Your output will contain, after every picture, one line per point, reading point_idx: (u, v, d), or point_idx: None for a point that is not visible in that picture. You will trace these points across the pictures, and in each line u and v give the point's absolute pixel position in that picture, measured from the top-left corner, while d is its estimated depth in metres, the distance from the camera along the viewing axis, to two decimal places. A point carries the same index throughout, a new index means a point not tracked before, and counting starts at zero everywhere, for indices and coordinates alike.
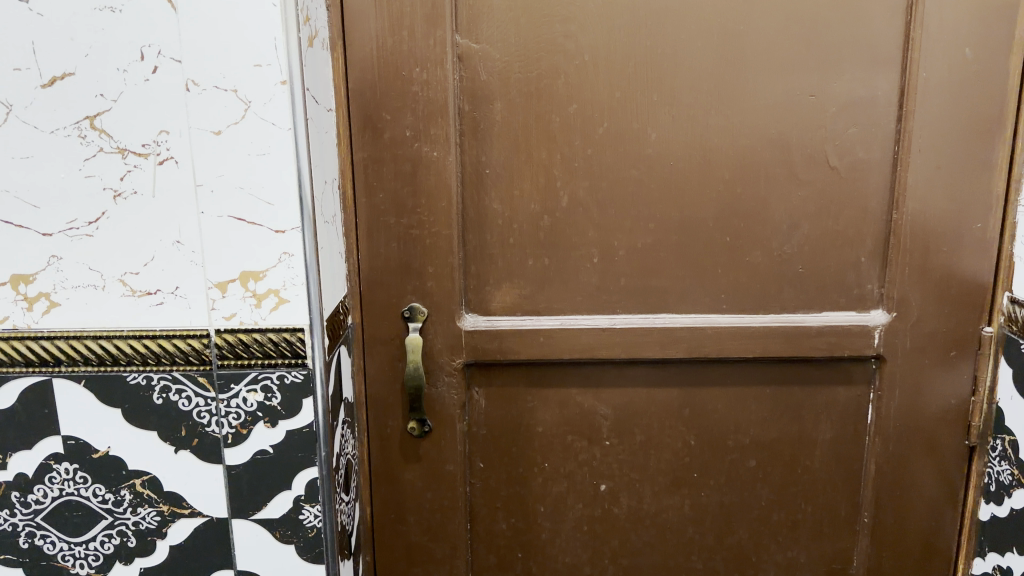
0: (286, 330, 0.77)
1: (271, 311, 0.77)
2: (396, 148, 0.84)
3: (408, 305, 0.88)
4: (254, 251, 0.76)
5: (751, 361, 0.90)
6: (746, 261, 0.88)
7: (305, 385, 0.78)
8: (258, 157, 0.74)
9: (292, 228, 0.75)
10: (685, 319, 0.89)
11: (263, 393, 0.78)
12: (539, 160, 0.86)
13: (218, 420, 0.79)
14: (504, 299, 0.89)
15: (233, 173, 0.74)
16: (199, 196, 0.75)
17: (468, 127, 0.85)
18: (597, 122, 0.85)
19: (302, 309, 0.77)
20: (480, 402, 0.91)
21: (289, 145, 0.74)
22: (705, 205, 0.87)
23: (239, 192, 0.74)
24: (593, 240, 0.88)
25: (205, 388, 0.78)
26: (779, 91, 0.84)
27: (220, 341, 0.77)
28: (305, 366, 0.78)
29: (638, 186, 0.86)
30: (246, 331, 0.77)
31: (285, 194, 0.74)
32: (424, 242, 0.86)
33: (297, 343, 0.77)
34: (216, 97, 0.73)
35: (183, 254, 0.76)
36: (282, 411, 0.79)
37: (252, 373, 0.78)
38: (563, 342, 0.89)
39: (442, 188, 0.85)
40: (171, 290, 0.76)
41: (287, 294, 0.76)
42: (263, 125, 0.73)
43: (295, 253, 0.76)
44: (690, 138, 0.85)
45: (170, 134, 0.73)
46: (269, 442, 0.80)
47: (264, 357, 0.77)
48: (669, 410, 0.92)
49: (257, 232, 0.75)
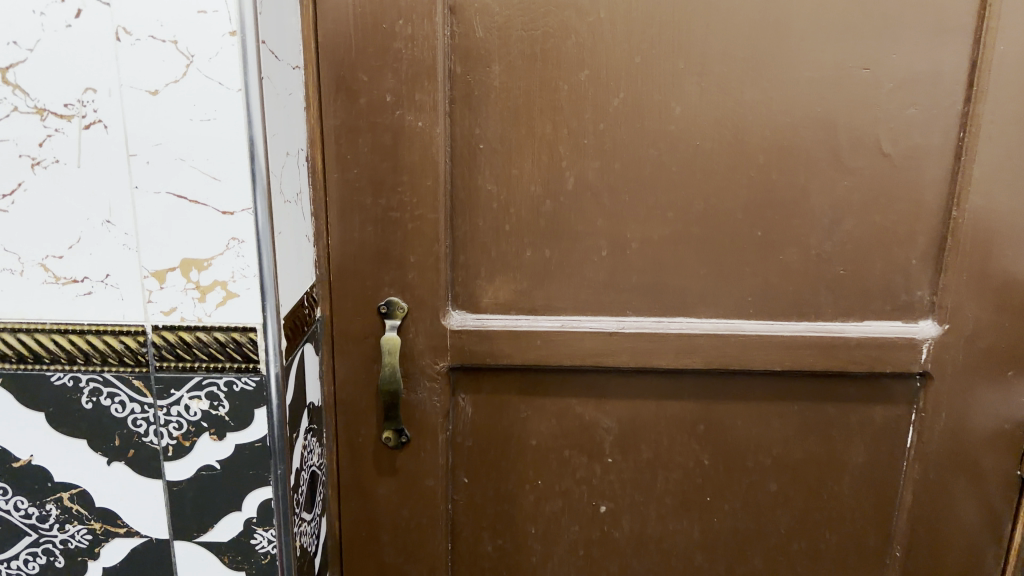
0: (235, 329, 0.65)
1: (217, 307, 0.65)
2: (375, 115, 0.72)
3: (385, 300, 0.76)
4: (198, 236, 0.64)
5: (778, 374, 0.79)
6: (778, 259, 0.76)
7: (256, 393, 0.67)
8: (202, 123, 0.62)
9: (242, 210, 0.63)
10: (705, 324, 0.77)
11: (208, 401, 0.67)
12: (542, 133, 0.73)
13: (156, 430, 0.68)
14: (497, 293, 0.77)
15: (173, 142, 0.62)
16: (132, 167, 0.63)
17: (460, 92, 0.72)
18: (612, 92, 0.72)
19: (254, 305, 0.65)
20: (466, 409, 0.80)
21: (239, 109, 0.61)
22: (735, 192, 0.74)
23: (180, 164, 0.62)
24: (603, 229, 0.75)
25: (141, 393, 0.67)
26: (829, 61, 0.71)
27: (159, 340, 0.66)
28: (258, 371, 0.66)
29: (657, 169, 0.74)
30: (188, 328, 0.65)
31: (235, 168, 0.62)
32: (406, 226, 0.74)
33: (248, 345, 0.66)
34: (152, 49, 0.60)
35: (115, 236, 0.64)
36: (230, 423, 0.67)
37: (196, 378, 0.66)
38: (563, 347, 0.77)
39: (428, 163, 0.73)
40: (101, 278, 0.65)
41: (236, 288, 0.64)
42: (208, 84, 0.61)
43: (246, 239, 0.64)
44: (721, 114, 0.72)
45: (98, 93, 0.61)
46: (216, 457, 0.69)
47: (209, 359, 0.66)
48: (681, 426, 0.80)
49: (201, 213, 0.63)
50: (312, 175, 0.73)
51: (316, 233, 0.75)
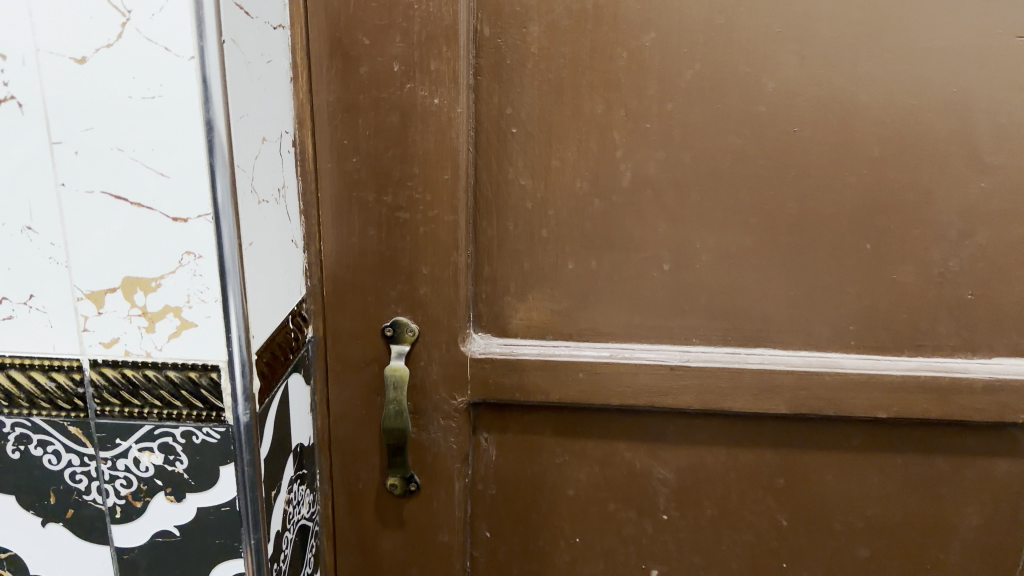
0: (193, 367, 0.51)
1: (170, 339, 0.51)
2: (379, 88, 0.56)
3: (391, 320, 0.61)
4: (143, 248, 0.49)
5: (878, 420, 0.63)
6: (888, 280, 0.60)
7: (222, 448, 0.53)
8: (146, 101, 0.46)
9: (198, 215, 0.48)
10: (792, 357, 0.62)
11: (162, 454, 0.53)
12: (592, 114, 0.57)
13: (100, 487, 0.54)
14: (529, 314, 0.62)
15: (109, 126, 0.47)
16: (56, 159, 0.48)
17: (488, 60, 0.56)
18: (684, 62, 0.55)
19: (217, 339, 0.50)
20: (489, 452, 0.66)
21: (193, 85, 0.46)
22: (837, 194, 0.58)
23: (118, 155, 0.48)
24: (665, 238, 0.59)
25: (79, 442, 0.53)
26: (973, 24, 0.54)
27: (97, 378, 0.51)
28: (224, 422, 0.52)
29: (740, 162, 0.57)
30: (135, 365, 0.51)
31: (188, 161, 0.47)
32: (417, 230, 0.59)
33: (211, 390, 0.51)
34: (78, 2, 0.45)
35: (38, 247, 0.49)
36: (191, 482, 0.53)
37: (146, 427, 0.52)
38: (611, 382, 0.62)
39: (445, 151, 0.57)
40: (24, 300, 0.50)
41: (193, 316, 0.50)
42: (152, 49, 0.46)
43: (204, 254, 0.49)
44: (827, 92, 0.56)
45: (9, 59, 0.46)
46: (174, 522, 0.55)
47: (162, 405, 0.52)
48: (753, 477, 0.65)
49: (146, 219, 0.49)
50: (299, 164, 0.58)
51: (306, 236, 0.59)
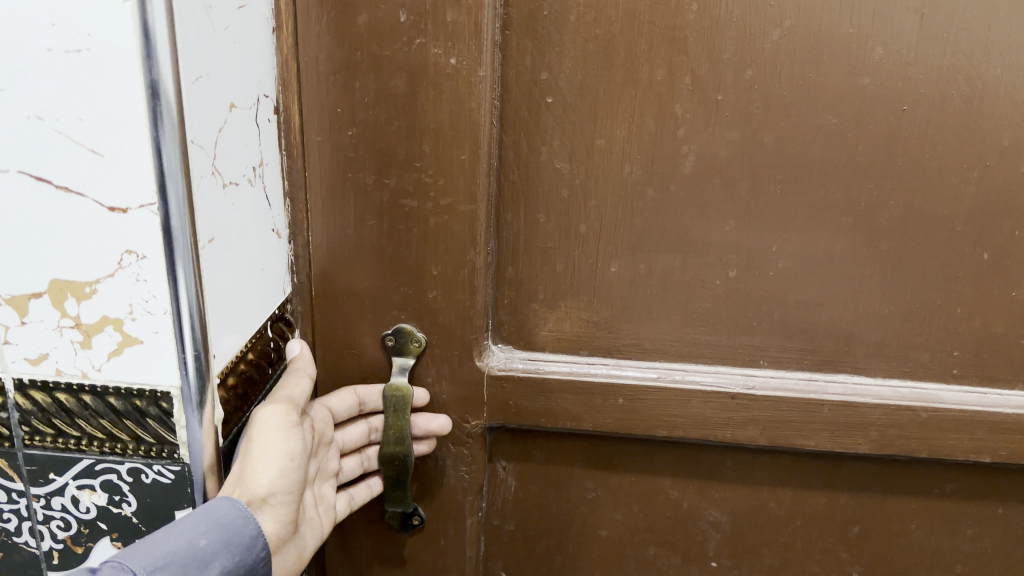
0: (137, 394, 0.39)
1: (110, 360, 0.39)
2: (382, 42, 0.44)
3: (393, 328, 0.50)
4: (71, 244, 0.37)
5: (981, 465, 0.52)
6: (1009, 299, 0.48)
7: (179, 490, 0.42)
8: (69, 55, 0.34)
9: (140, 205, 0.36)
10: (881, 387, 0.50)
11: (106, 494, 0.42)
12: (649, 82, 0.45)
13: (33, 529, 0.43)
14: (561, 325, 0.51)
15: (20, 82, 0.34)
16: None
17: (520, 9, 0.45)
18: (769, 17, 0.43)
19: (167, 363, 0.39)
20: (508, 483, 0.56)
21: (130, 31, 0.33)
22: (955, 192, 0.46)
23: (36, 125, 0.35)
24: (733, 238, 0.48)
25: (5, 476, 0.42)
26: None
27: (23, 402, 0.40)
28: (179, 460, 0.41)
29: (833, 148, 0.45)
30: (68, 389, 0.40)
31: (126, 133, 0.34)
32: (425, 221, 0.48)
33: (161, 421, 0.40)
34: None
35: None
36: (142, 527, 0.43)
37: (85, 461, 0.41)
38: (658, 409, 0.51)
39: (464, 125, 0.45)
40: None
41: (137, 331, 0.38)
42: None
43: (149, 253, 0.37)
44: (953, 59, 0.43)
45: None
46: None
47: (105, 436, 0.41)
48: (823, 523, 0.55)
49: (75, 210, 0.36)
50: (283, 134, 0.47)
51: (290, 223, 0.49)
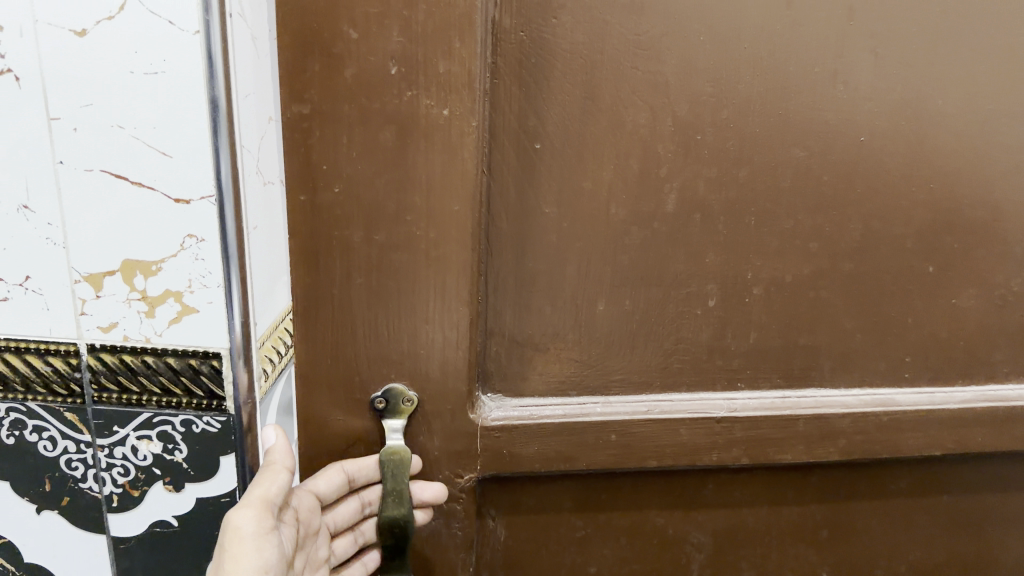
0: (192, 353, 0.47)
1: (170, 326, 0.46)
2: (371, 96, 0.42)
3: (384, 388, 0.48)
4: (144, 227, 0.44)
5: (931, 459, 0.57)
6: (952, 306, 0.53)
7: (223, 438, 0.49)
8: (149, 77, 0.41)
9: (201, 197, 0.43)
10: (847, 398, 0.54)
11: (161, 443, 0.49)
12: (635, 126, 0.46)
13: (96, 475, 0.50)
14: (550, 368, 0.51)
15: (105, 100, 0.42)
16: (53, 136, 0.42)
17: (509, 57, 0.44)
18: (746, 63, 0.46)
19: (218, 330, 0.46)
20: (497, 534, 0.54)
21: (197, 54, 0.41)
22: (905, 212, 0.50)
23: (117, 133, 0.42)
24: (713, 269, 0.50)
25: (75, 428, 0.49)
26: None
27: (95, 363, 0.47)
28: (224, 409, 0.48)
29: (802, 179, 0.49)
30: (133, 352, 0.47)
31: (187, 140, 0.42)
32: (416, 275, 0.46)
33: (209, 380, 0.47)
34: None
35: (33, 226, 0.44)
36: (192, 471, 0.50)
37: (145, 414, 0.48)
38: (648, 441, 0.52)
39: (457, 176, 0.44)
40: (19, 281, 0.46)
41: (194, 301, 0.46)
42: (149, 19, 0.40)
43: (206, 237, 0.44)
44: (903, 95, 0.47)
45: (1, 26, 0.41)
46: (174, 512, 0.51)
47: (161, 393, 0.48)
48: (795, 531, 0.58)
49: (144, 199, 0.44)
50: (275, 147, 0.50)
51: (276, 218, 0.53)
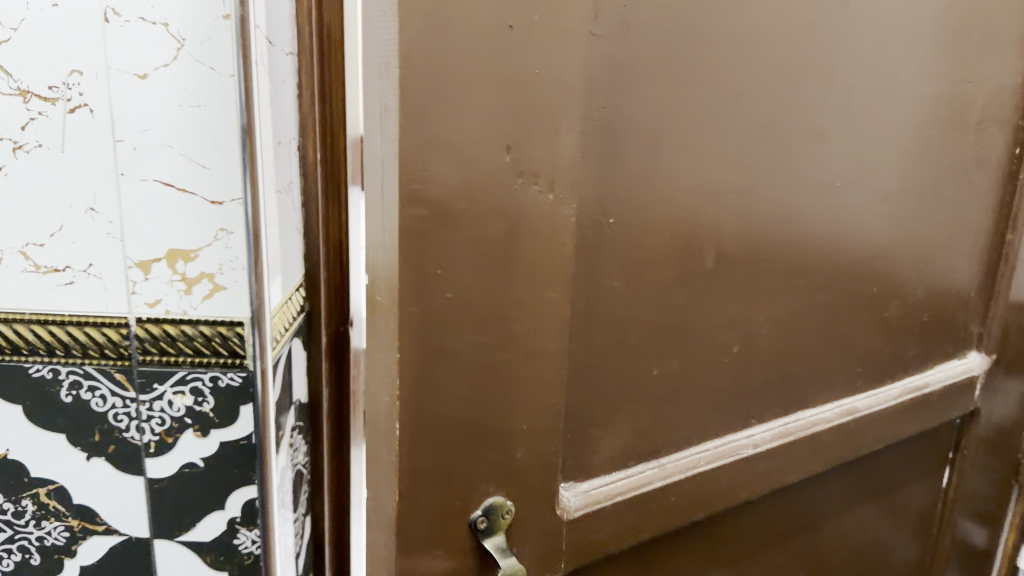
0: (223, 323, 0.66)
1: (203, 299, 0.65)
2: (484, 185, 0.38)
3: (485, 504, 0.43)
4: (188, 219, 0.62)
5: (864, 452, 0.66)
6: (883, 319, 0.62)
7: (242, 388, 0.69)
8: (192, 109, 0.59)
9: (232, 199, 0.62)
10: (826, 413, 0.60)
11: (192, 396, 0.68)
12: (682, 196, 0.47)
13: (139, 425, 0.68)
14: (613, 446, 0.49)
15: (161, 128, 0.59)
16: (118, 154, 0.60)
17: (596, 132, 0.42)
18: (762, 129, 0.49)
19: (240, 298, 0.65)
20: None
21: (234, 97, 0.59)
22: (855, 244, 0.58)
23: (168, 151, 0.60)
24: (735, 319, 0.53)
25: (123, 387, 0.66)
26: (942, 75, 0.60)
27: (141, 332, 0.65)
28: (242, 367, 0.67)
29: (794, 228, 0.54)
30: (171, 321, 0.65)
31: (226, 154, 0.60)
32: (517, 376, 0.42)
33: (234, 339, 0.66)
34: (142, 31, 0.57)
35: (98, 224, 0.61)
36: (216, 420, 0.69)
37: (179, 373, 0.67)
38: (696, 493, 0.53)
39: (556, 262, 0.42)
40: (84, 269, 0.62)
41: (223, 280, 0.64)
42: (199, 69, 0.58)
43: (235, 230, 0.63)
44: (855, 146, 0.55)
45: (84, 75, 0.58)
46: (199, 454, 0.70)
47: (195, 354, 0.66)
48: (778, 544, 0.64)
49: (189, 202, 0.62)
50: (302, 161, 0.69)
51: (304, 218, 0.71)
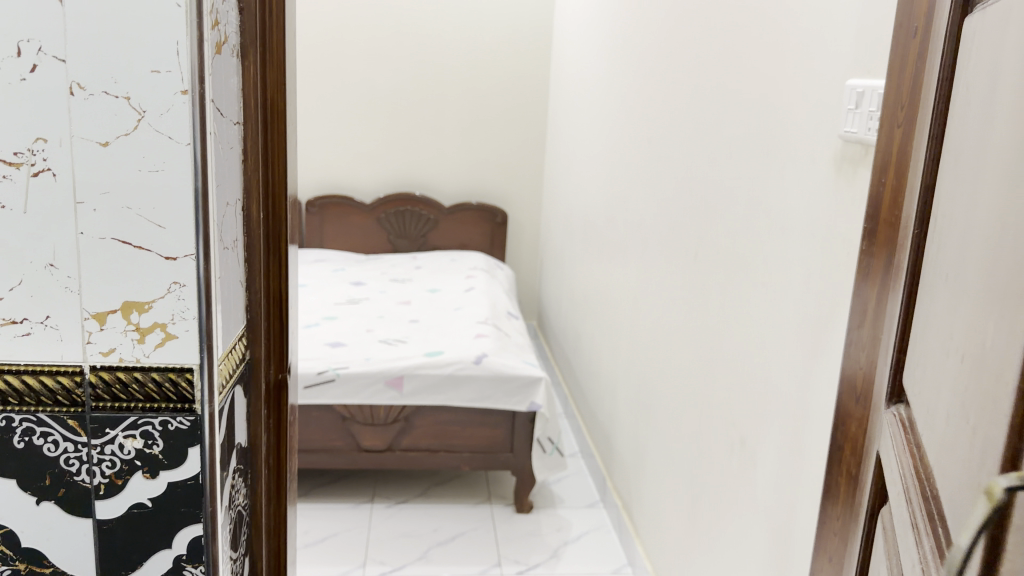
0: (173, 369, 0.71)
1: (156, 348, 0.71)
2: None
3: None
4: (141, 275, 0.69)
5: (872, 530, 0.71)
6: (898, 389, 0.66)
7: (190, 432, 0.72)
8: (150, 173, 0.68)
9: (185, 255, 0.69)
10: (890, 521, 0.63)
11: (142, 440, 0.72)
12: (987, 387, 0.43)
13: (89, 468, 0.72)
14: None
15: (120, 191, 0.68)
16: (79, 214, 0.68)
17: None
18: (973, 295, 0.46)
19: (191, 346, 0.71)
20: None
21: (188, 162, 0.68)
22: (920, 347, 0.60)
23: (127, 212, 0.68)
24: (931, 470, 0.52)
25: (75, 432, 0.71)
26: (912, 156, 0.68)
27: (95, 379, 0.71)
28: (193, 411, 0.72)
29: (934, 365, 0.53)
30: (126, 368, 0.71)
31: (180, 218, 0.69)
32: None
33: (184, 386, 0.71)
34: (104, 104, 0.66)
35: (57, 279, 0.69)
36: (164, 461, 0.73)
37: (131, 417, 0.72)
38: None
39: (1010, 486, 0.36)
40: (41, 320, 0.69)
41: (176, 329, 0.70)
42: (158, 137, 0.67)
43: (186, 283, 0.70)
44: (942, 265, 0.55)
45: (48, 143, 0.67)
46: (147, 495, 0.73)
47: (145, 400, 0.72)
48: None
49: (144, 258, 0.69)
50: (246, 219, 0.81)
51: (248, 274, 0.82)
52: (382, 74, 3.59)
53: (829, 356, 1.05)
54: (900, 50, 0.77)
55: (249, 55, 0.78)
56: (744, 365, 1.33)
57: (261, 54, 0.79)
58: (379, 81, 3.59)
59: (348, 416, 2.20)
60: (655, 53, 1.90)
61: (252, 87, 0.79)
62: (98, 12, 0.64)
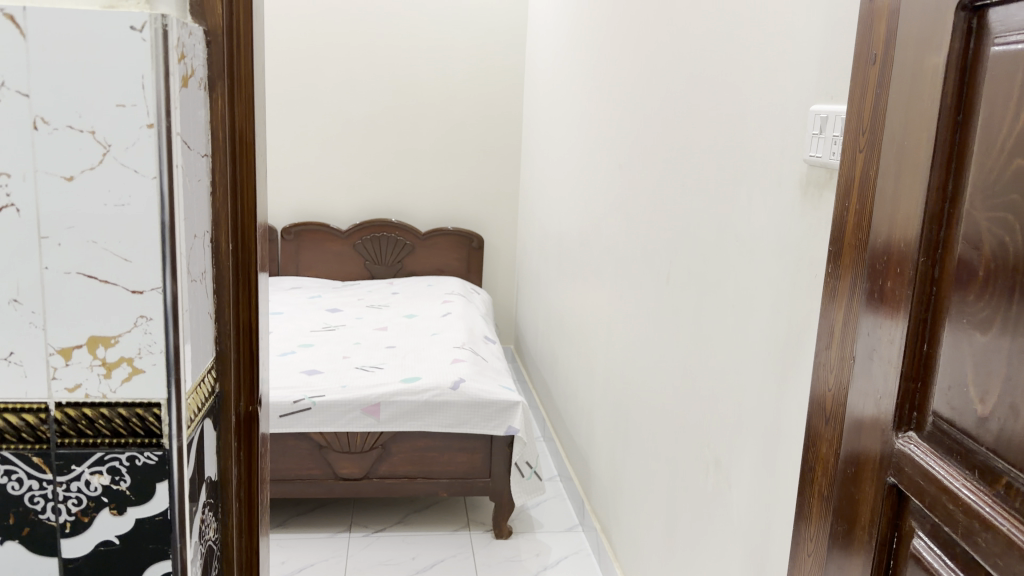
0: (140, 404, 0.71)
1: (122, 382, 0.70)
2: None
3: None
4: (107, 311, 0.69)
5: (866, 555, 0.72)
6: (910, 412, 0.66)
7: (157, 467, 0.72)
8: (116, 207, 0.68)
9: (151, 288, 0.69)
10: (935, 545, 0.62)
11: (109, 476, 0.72)
12: None
13: (55, 506, 0.71)
14: None
15: (85, 225, 0.68)
16: (43, 249, 0.68)
17: None
18: None
19: (158, 380, 0.70)
20: None
21: (155, 196, 0.68)
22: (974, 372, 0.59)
23: (93, 246, 0.68)
24: None
25: (40, 469, 0.70)
26: (894, 182, 0.69)
27: (60, 416, 0.70)
28: (160, 446, 0.71)
29: None
30: (92, 404, 0.70)
31: (146, 252, 0.68)
32: None
33: (150, 420, 0.71)
34: (69, 138, 0.66)
35: (20, 315, 0.68)
36: (132, 497, 0.72)
37: (97, 453, 0.71)
38: None
39: None
40: (5, 355, 0.68)
41: (142, 363, 0.70)
42: (124, 171, 0.67)
43: (152, 317, 0.69)
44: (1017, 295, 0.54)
45: (11, 177, 0.66)
46: (114, 532, 0.73)
47: (111, 435, 0.71)
48: None
49: (110, 292, 0.69)
50: (214, 251, 0.81)
51: (216, 306, 0.82)
52: (356, 100, 3.60)
53: (799, 377, 1.06)
54: (859, 78, 0.78)
55: (216, 88, 0.78)
56: (717, 387, 1.34)
57: (229, 87, 0.79)
58: (353, 107, 3.60)
59: (325, 443, 2.18)
60: (624, 79, 1.92)
61: (221, 121, 0.79)
62: (63, 48, 0.65)
